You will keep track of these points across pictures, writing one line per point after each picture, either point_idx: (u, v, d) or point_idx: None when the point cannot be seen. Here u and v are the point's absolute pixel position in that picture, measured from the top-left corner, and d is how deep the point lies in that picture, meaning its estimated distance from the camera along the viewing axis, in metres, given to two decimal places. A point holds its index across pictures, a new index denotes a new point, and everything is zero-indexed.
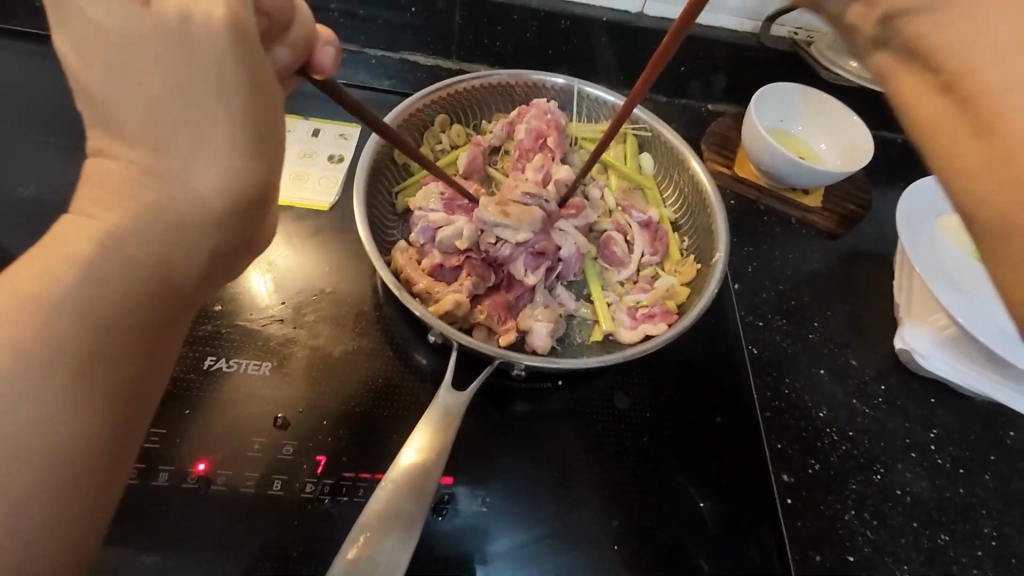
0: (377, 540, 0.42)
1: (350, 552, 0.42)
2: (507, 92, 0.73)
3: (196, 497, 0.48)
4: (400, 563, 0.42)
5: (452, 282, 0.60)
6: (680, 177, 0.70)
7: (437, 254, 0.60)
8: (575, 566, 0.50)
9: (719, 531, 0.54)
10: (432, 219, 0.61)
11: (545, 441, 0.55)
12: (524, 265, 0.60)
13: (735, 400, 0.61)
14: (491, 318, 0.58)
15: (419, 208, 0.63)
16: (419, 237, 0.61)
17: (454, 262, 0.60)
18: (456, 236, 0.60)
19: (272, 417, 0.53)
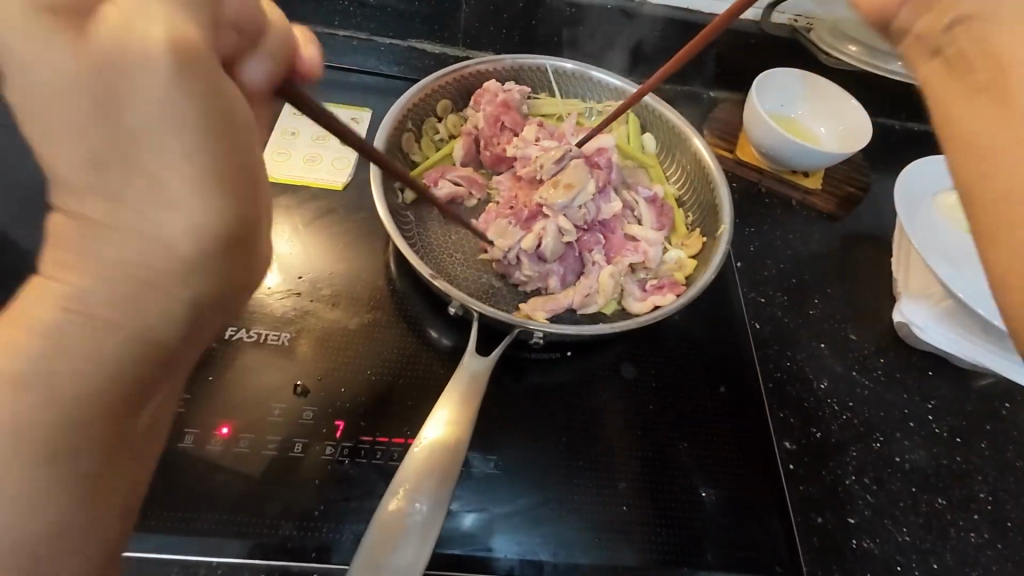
0: (415, 498, 0.44)
1: (390, 504, 0.43)
2: (499, 77, 0.74)
3: (220, 459, 0.50)
4: (436, 519, 0.43)
5: (582, 271, 0.64)
6: (682, 156, 0.72)
7: (557, 270, 0.63)
8: (586, 526, 0.52)
9: (733, 506, 0.55)
10: (526, 247, 0.61)
11: (556, 410, 0.57)
12: (606, 207, 0.66)
13: (738, 371, 0.63)
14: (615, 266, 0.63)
15: (507, 250, 0.61)
16: (530, 270, 0.62)
17: (566, 260, 0.63)
18: (559, 238, 0.62)
19: (292, 384, 0.55)
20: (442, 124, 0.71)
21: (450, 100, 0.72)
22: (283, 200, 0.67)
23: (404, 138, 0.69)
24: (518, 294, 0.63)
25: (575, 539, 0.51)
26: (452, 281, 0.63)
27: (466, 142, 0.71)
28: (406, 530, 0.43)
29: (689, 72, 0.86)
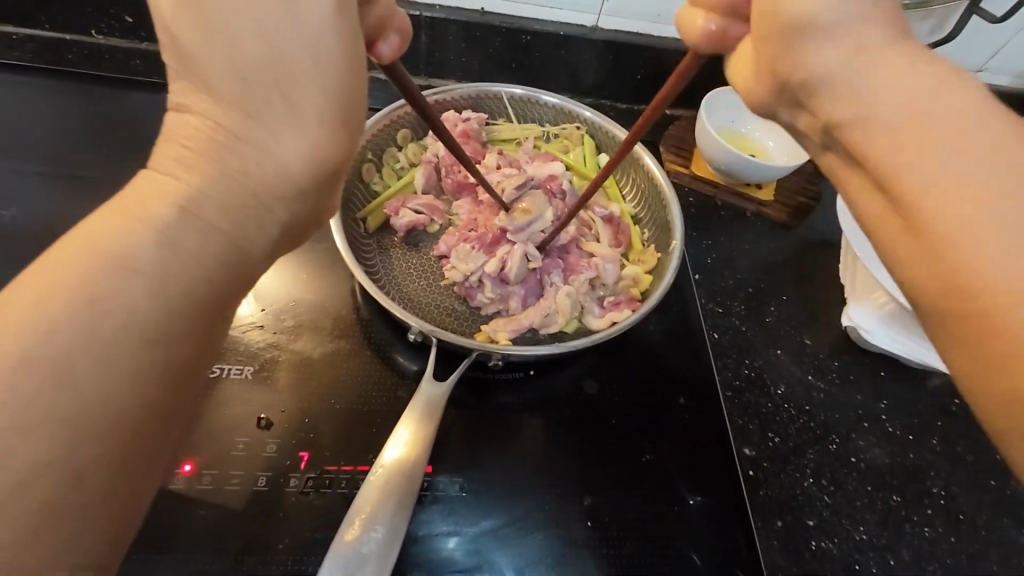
0: (370, 531, 0.44)
1: (347, 536, 0.44)
2: (458, 105, 0.76)
3: (183, 496, 0.50)
4: (390, 551, 0.44)
5: (542, 294, 0.66)
6: (636, 174, 0.74)
7: (517, 289, 0.64)
8: (550, 544, 0.52)
9: (707, 515, 0.57)
10: (490, 269, 0.63)
11: (522, 429, 0.58)
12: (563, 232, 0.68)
13: (698, 381, 0.64)
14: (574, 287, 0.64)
15: (471, 271, 0.63)
16: (492, 291, 0.64)
17: (526, 281, 0.65)
18: (524, 262, 0.64)
19: (256, 418, 0.55)
20: (402, 153, 0.73)
21: (409, 129, 0.74)
22: None
23: (364, 168, 0.70)
24: (479, 317, 0.65)
25: (540, 557, 0.52)
26: (414, 305, 0.64)
27: (427, 170, 0.72)
28: (363, 557, 0.43)
29: (644, 92, 0.90)
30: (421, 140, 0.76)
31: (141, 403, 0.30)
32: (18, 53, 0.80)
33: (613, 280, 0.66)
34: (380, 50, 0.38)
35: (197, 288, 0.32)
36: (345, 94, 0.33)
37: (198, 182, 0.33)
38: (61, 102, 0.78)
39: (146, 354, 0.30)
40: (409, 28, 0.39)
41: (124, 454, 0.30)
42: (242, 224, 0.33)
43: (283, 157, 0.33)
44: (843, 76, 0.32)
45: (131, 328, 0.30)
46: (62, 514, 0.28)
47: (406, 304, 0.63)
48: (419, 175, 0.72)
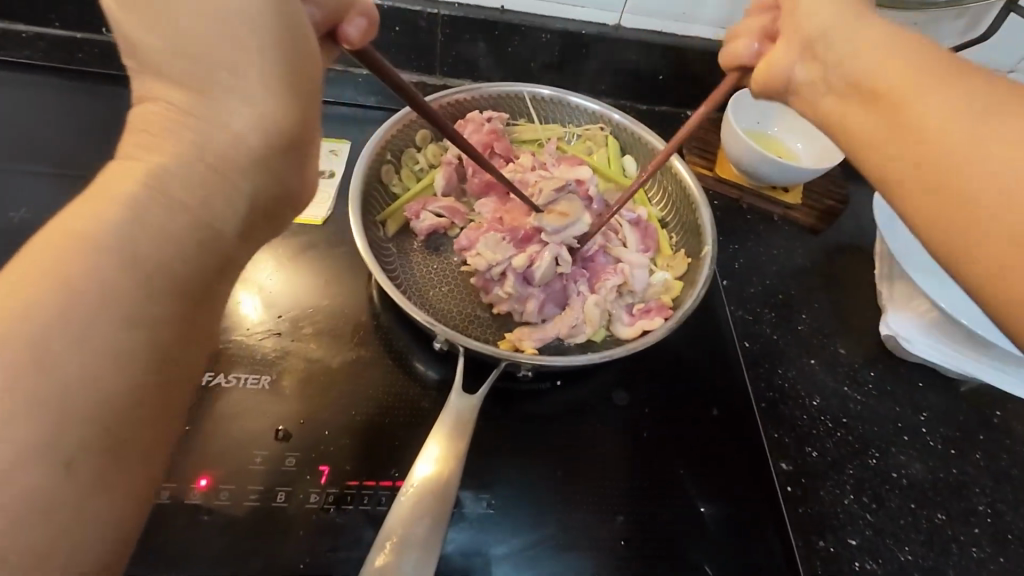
0: (403, 552, 0.42)
1: (377, 559, 0.41)
2: (480, 105, 0.74)
3: (198, 513, 0.47)
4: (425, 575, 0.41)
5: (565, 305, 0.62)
6: (663, 177, 0.72)
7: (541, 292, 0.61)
8: (582, 564, 0.50)
9: (726, 530, 0.54)
10: (517, 267, 0.60)
11: (550, 442, 0.56)
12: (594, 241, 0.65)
13: (730, 392, 0.62)
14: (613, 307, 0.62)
15: (496, 264, 0.61)
16: (517, 291, 0.61)
17: (553, 285, 0.62)
18: (553, 265, 0.62)
19: (273, 429, 0.53)
20: (423, 156, 0.71)
21: (429, 130, 0.72)
22: None
23: (384, 170, 0.68)
24: (504, 324, 0.62)
25: None
26: (436, 312, 0.62)
27: (450, 171, 0.70)
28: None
29: (666, 92, 0.88)
30: (442, 141, 0.73)
31: (117, 392, 0.28)
32: (27, 51, 0.78)
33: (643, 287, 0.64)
34: (348, 32, 0.39)
35: (172, 268, 0.30)
36: (291, 48, 0.32)
37: (165, 159, 0.31)
38: (71, 101, 0.76)
39: (119, 341, 0.28)
40: (374, 13, 0.40)
41: (110, 446, 0.29)
42: (209, 201, 0.32)
43: (236, 128, 0.32)
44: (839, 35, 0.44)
45: (90, 314, 0.28)
46: (47, 509, 0.27)
47: (428, 311, 0.61)
48: (440, 177, 0.70)
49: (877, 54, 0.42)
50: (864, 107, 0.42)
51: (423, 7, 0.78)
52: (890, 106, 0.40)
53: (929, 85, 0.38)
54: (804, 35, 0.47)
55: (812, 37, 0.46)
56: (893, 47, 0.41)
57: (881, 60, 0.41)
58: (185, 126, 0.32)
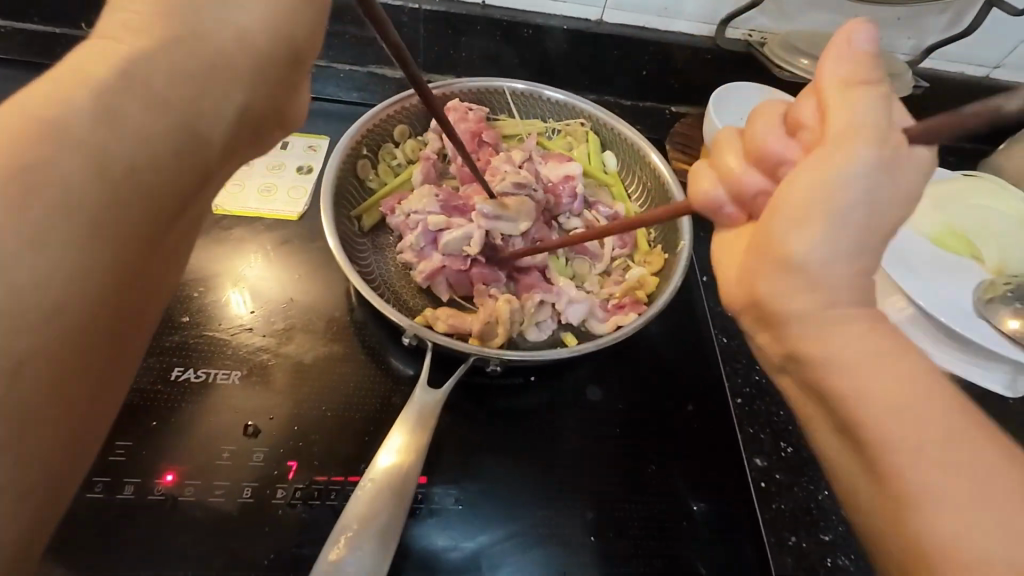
0: (359, 544, 0.42)
1: (331, 553, 0.41)
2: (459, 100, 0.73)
3: (163, 508, 0.47)
4: (378, 569, 0.41)
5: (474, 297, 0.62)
6: (642, 172, 0.72)
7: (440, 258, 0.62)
8: (550, 561, 0.50)
9: (714, 522, 0.54)
10: (432, 223, 0.62)
11: (522, 439, 0.56)
12: (538, 227, 0.65)
13: (705, 388, 0.62)
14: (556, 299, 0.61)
15: (418, 212, 0.64)
16: (420, 241, 0.63)
17: (459, 266, 0.61)
18: (466, 241, 0.62)
19: (242, 425, 0.52)
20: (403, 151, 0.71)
21: (407, 125, 0.71)
22: (238, 231, 0.65)
23: (360, 164, 0.67)
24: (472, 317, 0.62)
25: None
26: (409, 307, 0.62)
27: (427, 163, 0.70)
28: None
29: (649, 88, 0.88)
30: (420, 136, 0.73)
31: (94, 280, 0.28)
32: (5, 46, 0.78)
33: (620, 287, 0.64)
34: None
35: (140, 176, 0.29)
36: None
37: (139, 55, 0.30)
38: None
39: (90, 236, 0.27)
40: None
41: (76, 334, 0.27)
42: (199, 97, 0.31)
43: (235, 26, 0.33)
44: (801, 203, 0.28)
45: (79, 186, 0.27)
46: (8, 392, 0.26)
47: (401, 308, 0.61)
48: (417, 172, 0.69)
49: (837, 329, 0.29)
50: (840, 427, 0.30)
51: (402, 3, 0.78)
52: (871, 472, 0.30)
53: (928, 423, 0.28)
54: (727, 173, 0.33)
55: (777, 197, 0.29)
56: (836, 231, 0.28)
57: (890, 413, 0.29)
58: (163, 33, 0.30)
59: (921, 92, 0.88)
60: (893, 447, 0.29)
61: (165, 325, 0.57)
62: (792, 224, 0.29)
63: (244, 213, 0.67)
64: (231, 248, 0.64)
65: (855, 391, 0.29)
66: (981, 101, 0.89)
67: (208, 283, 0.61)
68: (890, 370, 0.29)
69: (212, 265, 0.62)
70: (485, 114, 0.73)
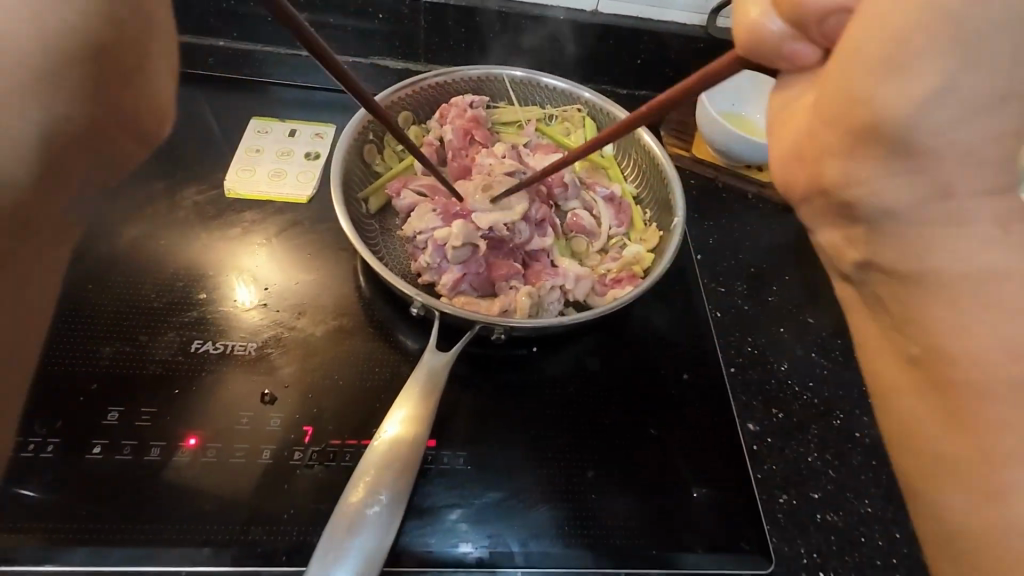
0: (375, 493, 0.44)
1: (351, 498, 0.44)
2: (460, 87, 0.76)
3: (187, 469, 0.50)
4: (393, 516, 0.44)
5: (495, 292, 0.63)
6: (637, 155, 0.74)
7: (457, 268, 0.62)
8: (553, 516, 0.52)
9: (714, 486, 0.56)
10: (438, 238, 0.62)
11: (525, 406, 0.58)
12: (537, 207, 0.66)
13: (699, 358, 0.65)
14: (565, 280, 0.62)
15: (422, 231, 0.63)
16: (432, 258, 0.62)
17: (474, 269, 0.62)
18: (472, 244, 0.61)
19: (260, 393, 0.55)
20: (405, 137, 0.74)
21: (410, 111, 0.74)
22: (250, 214, 0.68)
23: (366, 149, 0.70)
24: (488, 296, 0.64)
25: (545, 529, 0.52)
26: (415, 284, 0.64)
27: (428, 153, 0.72)
28: (364, 520, 0.43)
29: (644, 76, 0.91)
30: (423, 124, 0.76)
31: None
32: None
33: (617, 263, 0.67)
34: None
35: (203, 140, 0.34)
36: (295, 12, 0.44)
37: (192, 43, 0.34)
38: None
39: None
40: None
41: None
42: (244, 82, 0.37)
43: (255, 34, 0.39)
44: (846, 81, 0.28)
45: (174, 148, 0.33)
46: None
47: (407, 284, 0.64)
48: (420, 160, 0.72)
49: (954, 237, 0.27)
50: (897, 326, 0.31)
51: None
52: (953, 411, 0.29)
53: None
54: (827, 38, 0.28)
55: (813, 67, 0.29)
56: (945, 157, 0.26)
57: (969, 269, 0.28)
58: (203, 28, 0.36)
59: None
60: (961, 277, 0.28)
61: (183, 301, 0.60)
62: (849, 149, 0.27)
63: (255, 197, 0.70)
64: (244, 230, 0.67)
65: (930, 236, 0.28)
66: None
67: (223, 262, 0.63)
68: (995, 211, 0.27)
69: (226, 246, 0.65)
70: (485, 101, 0.76)
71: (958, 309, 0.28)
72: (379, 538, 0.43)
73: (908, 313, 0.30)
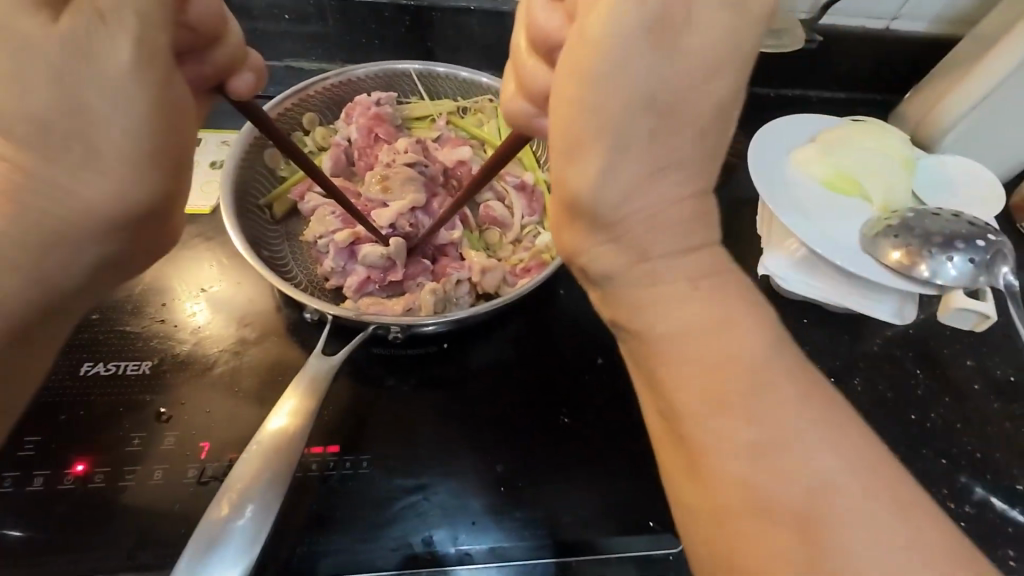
0: (242, 503, 0.43)
1: (218, 510, 0.42)
2: (366, 85, 0.74)
3: (73, 496, 0.48)
4: (260, 527, 0.42)
5: (404, 291, 0.63)
6: (549, 142, 0.73)
7: (363, 270, 0.62)
8: (461, 513, 0.52)
9: (636, 474, 0.55)
10: (341, 241, 0.61)
11: (435, 404, 0.58)
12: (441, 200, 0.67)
13: (617, 342, 0.64)
14: (470, 273, 0.62)
15: (324, 236, 0.63)
16: (336, 261, 0.62)
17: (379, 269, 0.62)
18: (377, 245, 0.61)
19: (154, 411, 0.53)
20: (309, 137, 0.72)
21: (313, 111, 0.72)
22: None
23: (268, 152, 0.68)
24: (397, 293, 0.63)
25: (453, 527, 0.51)
26: (322, 289, 0.63)
27: (331, 154, 0.71)
28: (228, 534, 0.41)
29: None
30: (331, 124, 0.75)
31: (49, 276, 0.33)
32: None
33: (528, 254, 0.66)
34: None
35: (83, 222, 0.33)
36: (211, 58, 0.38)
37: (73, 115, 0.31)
38: None
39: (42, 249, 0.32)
40: (263, 70, 0.43)
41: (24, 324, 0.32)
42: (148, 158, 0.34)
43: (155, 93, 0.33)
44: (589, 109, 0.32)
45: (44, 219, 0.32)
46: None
47: (313, 290, 0.63)
48: (325, 161, 0.71)
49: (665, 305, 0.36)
50: (654, 385, 0.36)
51: None
52: (681, 445, 0.35)
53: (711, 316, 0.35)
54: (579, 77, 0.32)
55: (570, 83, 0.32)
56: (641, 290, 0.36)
57: (678, 330, 0.35)
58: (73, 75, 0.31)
59: (823, 47, 0.91)
60: (679, 357, 0.35)
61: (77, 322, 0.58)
62: (569, 159, 0.34)
63: None
64: None
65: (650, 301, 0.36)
66: (883, 54, 0.93)
67: None
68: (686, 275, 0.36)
69: None
70: (393, 96, 0.74)
71: (688, 385, 0.34)
72: (245, 552, 0.41)
73: (668, 396, 0.35)
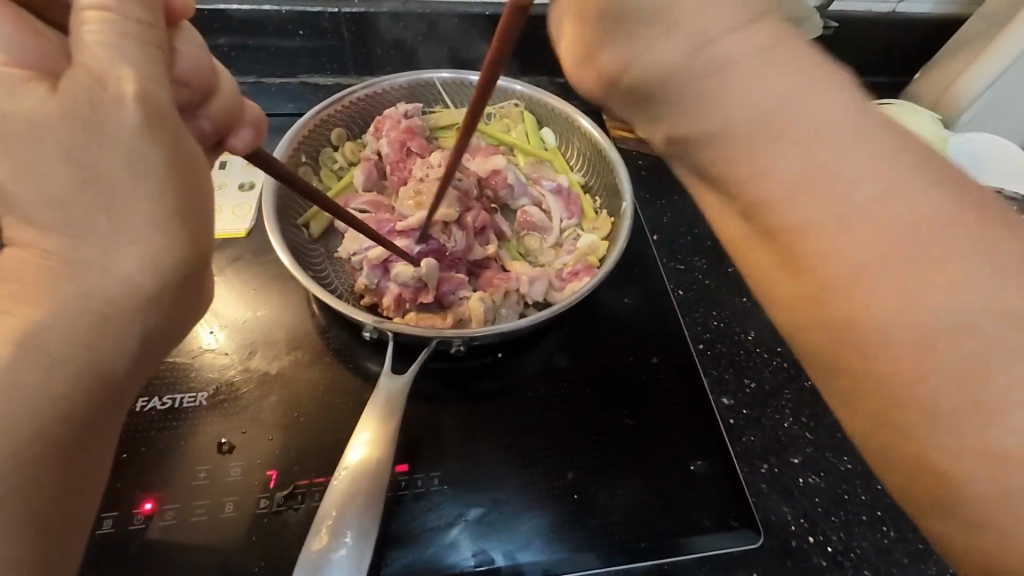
0: (339, 534, 0.44)
1: (315, 543, 0.44)
2: (392, 96, 0.74)
3: (143, 537, 0.47)
4: (361, 556, 0.44)
5: (443, 306, 0.62)
6: (581, 144, 0.73)
7: (396, 287, 0.60)
8: (538, 524, 0.51)
9: (708, 472, 0.55)
10: (374, 259, 0.60)
11: (498, 414, 0.57)
12: (474, 214, 0.65)
13: (667, 340, 0.64)
14: (519, 284, 0.62)
15: (357, 253, 0.61)
16: (370, 278, 0.61)
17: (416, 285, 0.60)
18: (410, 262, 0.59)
19: (217, 442, 0.52)
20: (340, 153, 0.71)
21: (343, 127, 0.71)
22: None
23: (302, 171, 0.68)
24: (439, 308, 0.62)
25: (532, 537, 0.50)
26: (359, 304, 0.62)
27: (364, 167, 0.71)
28: (329, 565, 0.43)
29: None
30: (359, 139, 0.74)
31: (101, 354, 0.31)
32: None
33: (573, 257, 0.67)
34: (174, 5, 0.36)
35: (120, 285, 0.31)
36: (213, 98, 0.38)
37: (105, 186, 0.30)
38: None
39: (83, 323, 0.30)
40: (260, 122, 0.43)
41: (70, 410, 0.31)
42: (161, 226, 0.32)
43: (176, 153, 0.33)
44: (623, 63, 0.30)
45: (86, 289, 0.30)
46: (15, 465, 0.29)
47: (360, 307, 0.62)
48: (358, 175, 0.70)
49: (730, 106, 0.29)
50: (715, 183, 0.31)
51: (322, 7, 0.78)
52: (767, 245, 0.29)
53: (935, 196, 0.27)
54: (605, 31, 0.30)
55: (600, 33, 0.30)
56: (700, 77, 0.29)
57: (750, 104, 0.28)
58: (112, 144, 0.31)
59: (836, 32, 0.91)
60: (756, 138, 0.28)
61: None
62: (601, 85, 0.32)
63: None
64: None
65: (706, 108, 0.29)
66: (894, 36, 0.93)
67: None
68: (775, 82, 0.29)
69: None
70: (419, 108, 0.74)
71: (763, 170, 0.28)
72: None
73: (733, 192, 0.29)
